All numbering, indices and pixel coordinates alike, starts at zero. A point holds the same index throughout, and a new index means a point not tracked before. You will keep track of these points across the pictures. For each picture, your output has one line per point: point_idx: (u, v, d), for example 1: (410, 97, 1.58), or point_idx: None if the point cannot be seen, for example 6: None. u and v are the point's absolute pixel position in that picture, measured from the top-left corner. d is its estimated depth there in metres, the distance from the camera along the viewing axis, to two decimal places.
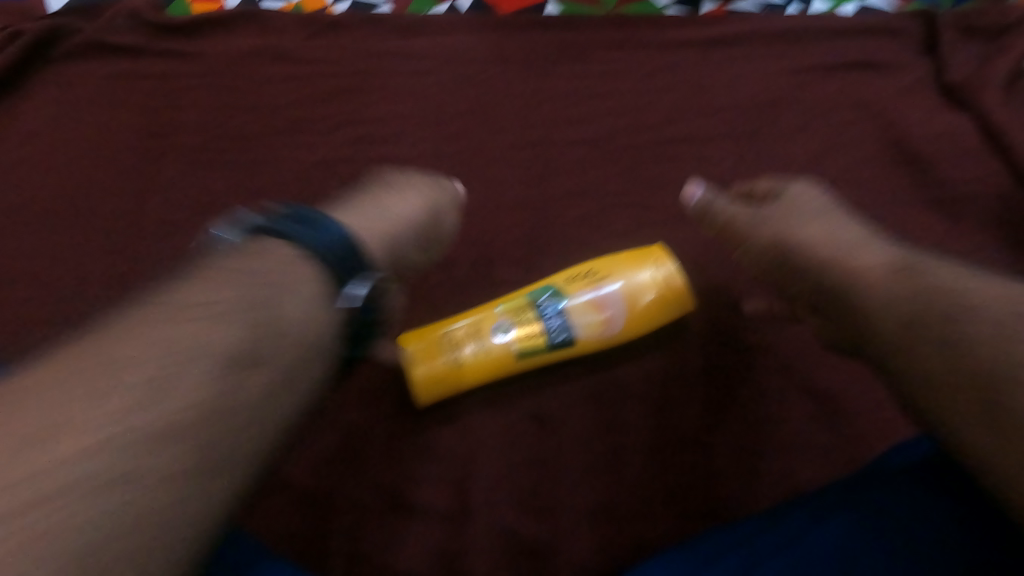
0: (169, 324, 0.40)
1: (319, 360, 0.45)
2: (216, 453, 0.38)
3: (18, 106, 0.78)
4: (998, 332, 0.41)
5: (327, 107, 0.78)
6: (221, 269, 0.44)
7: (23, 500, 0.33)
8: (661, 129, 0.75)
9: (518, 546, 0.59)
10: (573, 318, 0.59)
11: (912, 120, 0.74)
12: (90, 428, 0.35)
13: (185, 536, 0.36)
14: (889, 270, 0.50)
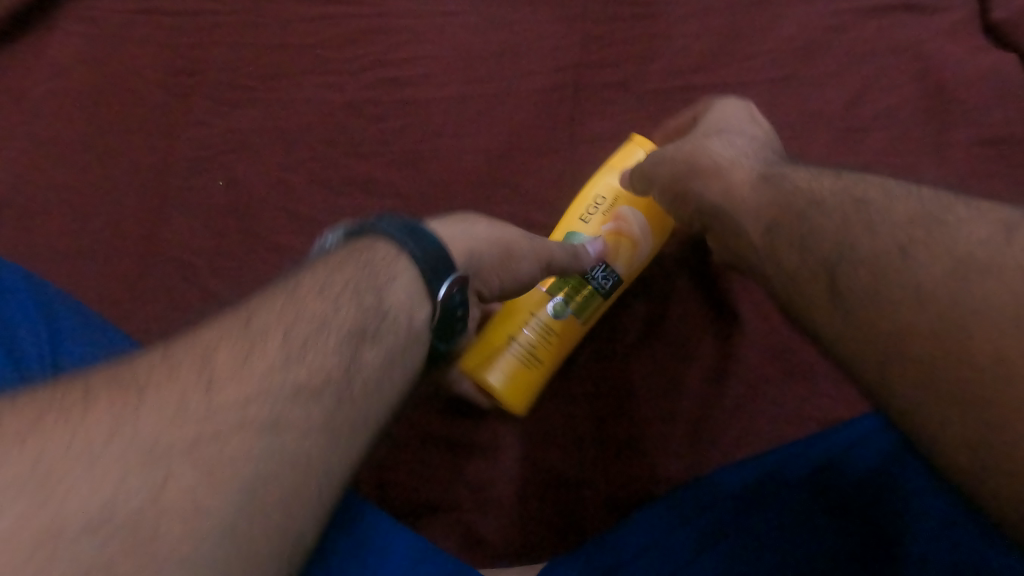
0: (296, 298, 0.38)
1: (419, 347, 0.41)
2: (345, 424, 0.37)
3: (47, 40, 0.77)
4: (884, 254, 0.39)
5: (355, 49, 0.75)
6: (332, 253, 0.42)
7: (179, 458, 0.32)
8: (697, 69, 0.72)
9: (548, 479, 0.61)
10: (616, 259, 0.55)
11: (961, 62, 0.70)
12: (235, 392, 0.34)
13: (318, 508, 0.35)
14: (755, 219, 0.46)
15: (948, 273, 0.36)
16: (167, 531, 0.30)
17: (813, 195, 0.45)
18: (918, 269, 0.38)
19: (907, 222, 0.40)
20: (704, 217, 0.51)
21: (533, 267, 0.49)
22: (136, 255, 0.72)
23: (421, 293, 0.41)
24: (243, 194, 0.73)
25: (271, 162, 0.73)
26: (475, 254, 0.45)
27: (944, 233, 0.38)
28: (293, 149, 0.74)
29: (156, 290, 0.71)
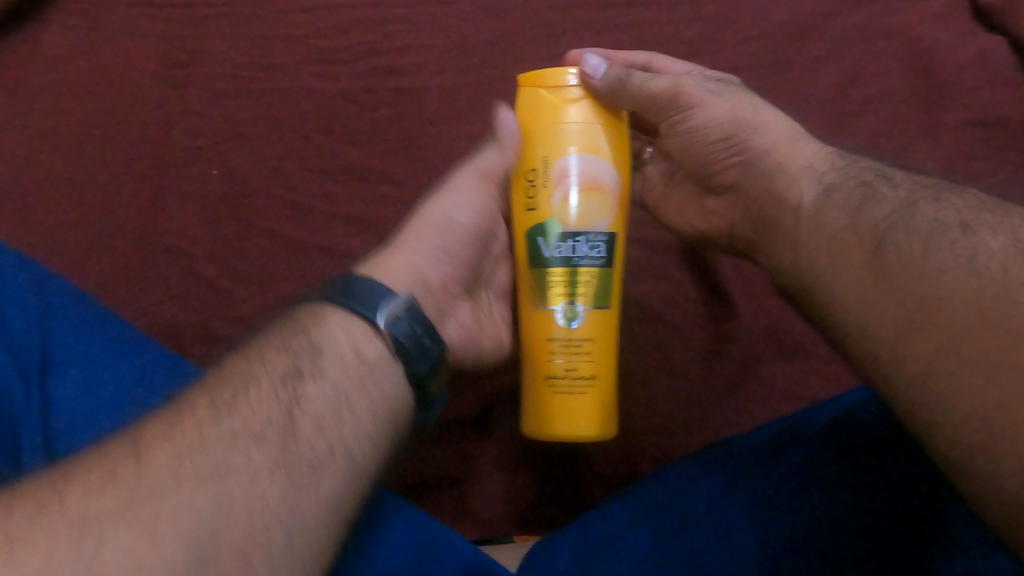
0: (227, 368, 0.41)
1: (382, 376, 0.42)
2: (301, 464, 0.38)
3: (40, 34, 0.76)
4: (943, 227, 0.43)
5: (348, 38, 0.75)
6: (266, 324, 0.44)
7: (112, 525, 0.34)
8: (692, 51, 0.71)
9: (549, 460, 0.62)
10: (589, 219, 0.50)
11: (953, 45, 0.70)
12: (165, 454, 0.36)
13: (288, 555, 0.36)
14: (813, 179, 0.49)
15: (1009, 246, 0.40)
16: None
17: (880, 175, 0.48)
18: (976, 242, 0.41)
19: (973, 207, 0.44)
20: (745, 173, 0.53)
21: (471, 216, 0.51)
22: (131, 243, 0.72)
23: (366, 331, 0.43)
24: (240, 184, 0.73)
25: (265, 151, 0.73)
26: (421, 265, 0.48)
27: (1005, 222, 0.42)
28: (286, 138, 0.73)
29: (151, 278, 0.71)
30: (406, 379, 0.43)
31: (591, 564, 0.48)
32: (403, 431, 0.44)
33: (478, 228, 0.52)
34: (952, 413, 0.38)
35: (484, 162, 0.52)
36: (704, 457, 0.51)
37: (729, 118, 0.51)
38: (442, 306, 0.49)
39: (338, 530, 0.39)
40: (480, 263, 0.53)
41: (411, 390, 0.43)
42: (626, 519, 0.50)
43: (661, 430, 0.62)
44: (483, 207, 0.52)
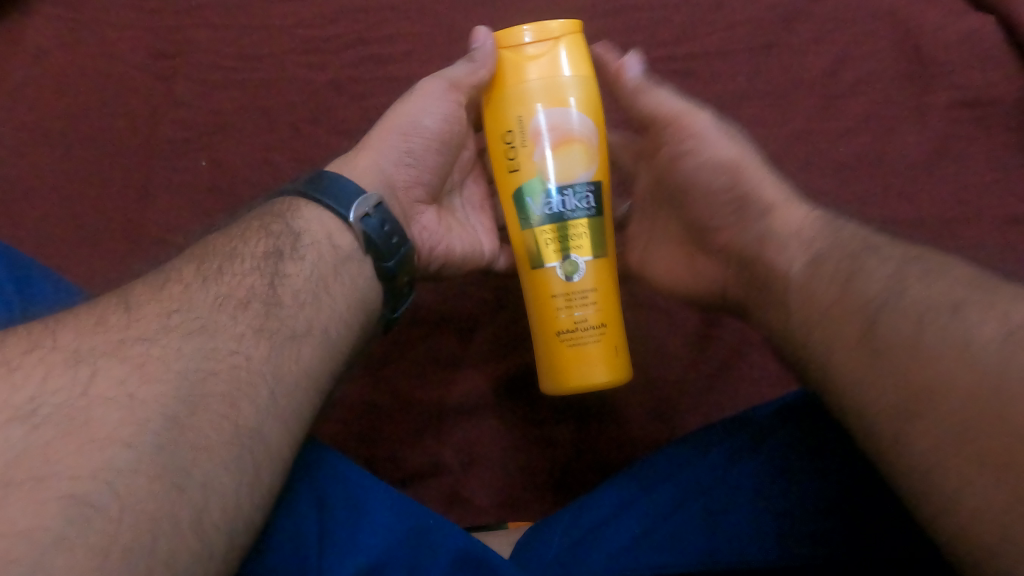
0: (210, 245, 0.43)
1: (355, 265, 0.45)
2: (282, 331, 0.40)
3: (21, 23, 0.75)
4: (935, 305, 0.38)
5: (336, 28, 0.74)
6: (244, 216, 0.47)
7: (103, 359, 0.36)
8: (682, 36, 0.71)
9: (547, 448, 0.62)
10: (572, 172, 0.50)
11: (945, 27, 0.69)
12: (155, 306, 0.39)
13: (272, 408, 0.38)
14: (801, 245, 0.47)
15: (1004, 332, 0.35)
16: (105, 415, 0.34)
17: (869, 242, 0.45)
18: (969, 325, 0.36)
19: (968, 283, 0.39)
20: (737, 231, 0.50)
21: (439, 122, 0.52)
22: (119, 235, 0.71)
23: (339, 224, 0.46)
24: (228, 174, 0.72)
25: (254, 142, 0.73)
26: (385, 167, 0.51)
27: (1000, 301, 0.37)
28: (275, 129, 0.73)
29: (140, 269, 0.71)
30: (377, 274, 0.47)
31: (583, 546, 0.49)
32: (369, 326, 0.47)
33: (445, 135, 0.53)
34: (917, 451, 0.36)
35: (453, 72, 0.51)
36: (702, 437, 0.51)
37: (725, 164, 0.50)
38: (405, 208, 0.52)
39: (318, 398, 0.41)
40: (449, 167, 0.55)
41: (381, 284, 0.47)
42: (622, 503, 0.50)
43: (651, 415, 0.62)
44: (452, 114, 0.53)
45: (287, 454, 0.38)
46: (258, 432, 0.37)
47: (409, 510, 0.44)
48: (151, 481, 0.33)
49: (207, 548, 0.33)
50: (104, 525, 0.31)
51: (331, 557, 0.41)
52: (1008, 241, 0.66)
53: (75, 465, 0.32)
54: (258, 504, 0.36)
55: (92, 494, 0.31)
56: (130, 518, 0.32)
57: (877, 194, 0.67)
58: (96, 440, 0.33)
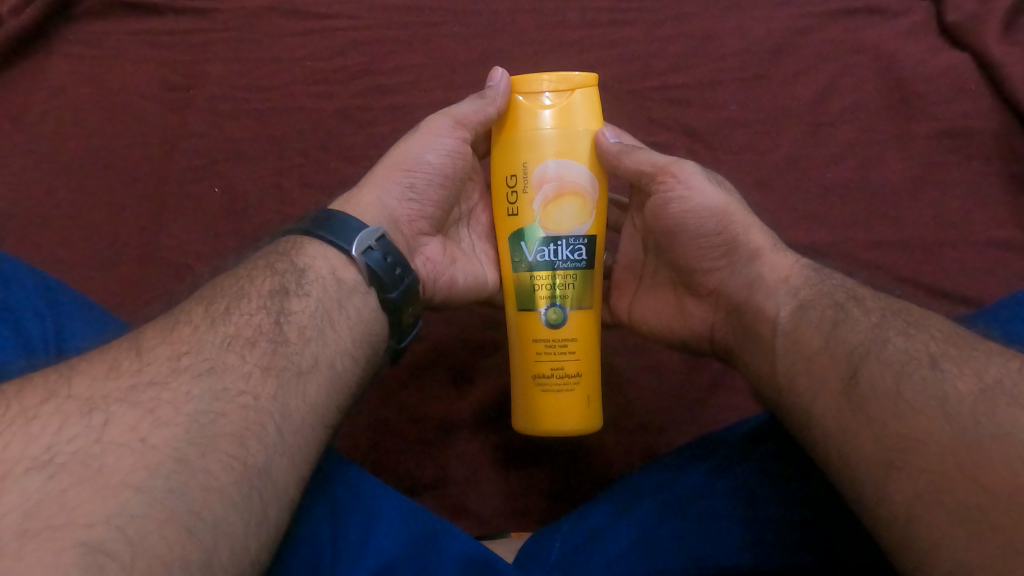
0: (216, 289, 0.46)
1: (360, 298, 0.48)
2: (289, 368, 0.43)
3: (45, 60, 0.79)
4: (913, 359, 0.41)
5: (342, 61, 0.78)
6: (248, 257, 0.50)
7: (117, 403, 0.38)
8: (672, 69, 0.74)
9: (551, 461, 0.64)
10: (570, 224, 0.52)
11: (922, 58, 0.72)
12: (165, 349, 0.41)
13: (279, 445, 0.40)
14: (788, 293, 0.48)
15: (976, 390, 0.38)
16: (118, 461, 0.36)
17: (853, 294, 0.47)
18: (947, 381, 0.39)
19: (944, 339, 0.42)
20: (727, 277, 0.52)
21: (441, 157, 0.55)
22: (134, 261, 0.74)
23: (343, 260, 0.49)
24: (239, 201, 0.75)
25: (266, 170, 0.76)
26: (387, 201, 0.53)
27: (975, 357, 0.40)
28: (285, 157, 0.76)
29: (155, 293, 0.73)
30: (380, 305, 0.49)
31: (582, 552, 0.50)
32: (373, 360, 0.49)
33: (447, 170, 0.55)
34: (894, 503, 0.38)
35: (461, 110, 0.54)
36: (698, 446, 0.53)
37: (721, 212, 0.51)
38: (409, 241, 0.55)
39: (324, 433, 0.44)
40: (453, 202, 0.57)
41: (385, 314, 0.49)
42: (617, 512, 0.52)
43: (646, 429, 0.64)
44: (454, 149, 0.55)
45: (293, 490, 0.41)
46: (266, 471, 0.39)
47: (417, 515, 0.46)
48: (162, 524, 0.35)
49: None
50: (119, 571, 0.33)
51: (343, 559, 0.43)
52: (993, 259, 0.68)
53: (92, 511, 0.34)
54: (264, 543, 0.38)
55: (106, 541, 0.33)
56: (144, 564, 0.33)
57: (866, 216, 0.70)
58: (110, 486, 0.35)
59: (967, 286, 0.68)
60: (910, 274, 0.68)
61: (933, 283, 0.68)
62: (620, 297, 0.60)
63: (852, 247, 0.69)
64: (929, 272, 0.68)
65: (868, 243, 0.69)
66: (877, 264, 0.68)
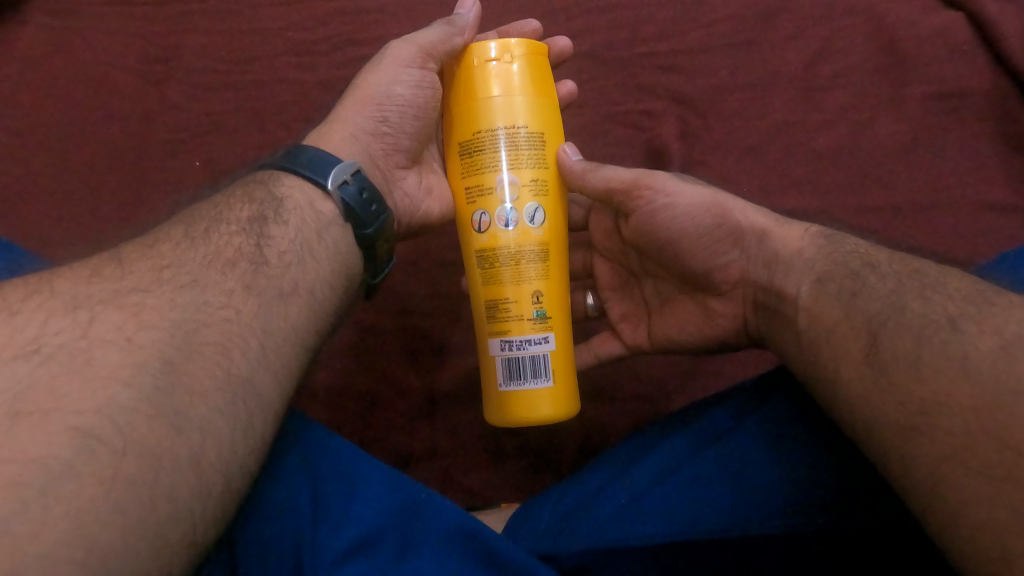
0: (195, 215, 0.45)
1: (337, 232, 0.47)
2: (270, 290, 0.42)
3: (13, 31, 0.76)
4: (931, 321, 0.39)
5: (325, 30, 0.76)
6: (225, 187, 0.48)
7: (102, 304, 0.37)
8: (663, 35, 0.72)
9: (548, 432, 0.64)
10: None
11: (914, 21, 0.71)
12: (149, 261, 0.40)
13: (263, 360, 0.40)
14: (805, 267, 0.47)
15: (997, 347, 0.36)
16: (105, 356, 0.35)
17: (868, 261, 0.45)
18: (966, 340, 0.37)
19: (962, 298, 0.40)
20: (748, 268, 0.50)
21: (411, 89, 0.53)
22: (114, 235, 0.71)
23: (320, 194, 0.48)
24: (220, 175, 0.73)
25: (249, 142, 0.73)
26: (361, 134, 0.53)
27: (995, 313, 0.38)
28: (269, 130, 0.74)
29: None
30: (355, 240, 0.48)
31: (573, 518, 0.49)
32: (351, 292, 0.49)
33: (420, 101, 0.53)
34: (920, 467, 0.36)
35: (428, 36, 0.52)
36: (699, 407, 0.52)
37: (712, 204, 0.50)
38: (387, 175, 0.55)
39: (306, 356, 0.43)
40: (430, 130, 0.56)
41: (360, 249, 0.49)
42: (608, 478, 0.50)
43: (640, 396, 0.64)
44: (423, 80, 0.53)
45: (277, 404, 0.40)
46: (250, 382, 0.38)
47: (399, 483, 0.45)
48: (150, 420, 0.34)
49: (207, 486, 0.34)
50: (109, 457, 0.32)
51: (325, 527, 0.42)
52: (993, 219, 0.67)
53: (81, 400, 0.33)
54: (253, 451, 0.38)
55: (94, 427, 0.32)
56: (134, 453, 0.33)
57: (863, 181, 0.69)
58: (99, 377, 0.34)
59: (967, 248, 0.67)
60: (911, 237, 0.67)
61: (933, 246, 0.67)
62: (636, 329, 0.60)
63: (851, 212, 0.68)
64: (929, 235, 0.67)
65: (865, 208, 0.68)
66: (876, 228, 0.67)
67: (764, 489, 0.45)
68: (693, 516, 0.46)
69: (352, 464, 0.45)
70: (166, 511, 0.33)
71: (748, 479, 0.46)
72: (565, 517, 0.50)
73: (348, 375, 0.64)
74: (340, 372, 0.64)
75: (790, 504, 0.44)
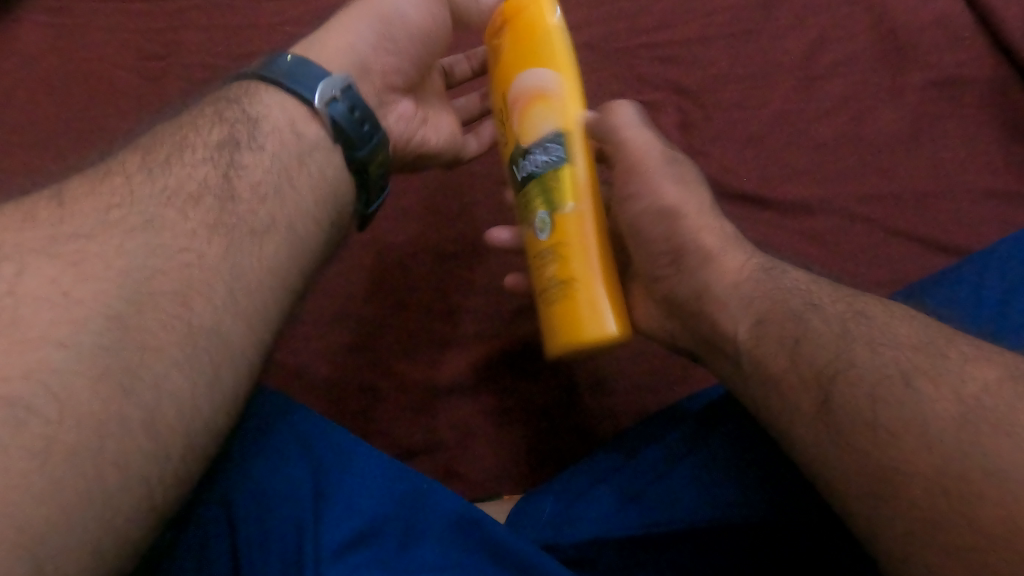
0: (158, 139, 0.43)
1: (324, 154, 0.46)
2: (241, 229, 0.41)
3: (11, 29, 0.76)
4: (885, 377, 0.36)
5: (323, 24, 0.75)
6: (195, 105, 0.47)
7: (35, 256, 0.35)
8: (662, 26, 0.72)
9: (549, 423, 0.63)
10: (533, 133, 0.51)
11: (913, 9, 0.71)
12: (96, 204, 0.39)
13: (231, 306, 0.39)
14: (742, 301, 0.44)
15: (955, 416, 0.34)
16: (34, 314, 0.33)
17: (810, 299, 0.43)
18: (922, 402, 0.35)
19: (914, 350, 0.37)
20: (678, 291, 0.47)
21: (419, 13, 0.53)
22: None
23: (303, 112, 0.46)
24: None
25: None
26: (359, 49, 0.51)
27: (950, 370, 0.36)
28: None
29: None
30: (346, 162, 0.48)
31: (572, 509, 0.50)
32: (339, 223, 0.48)
33: (426, 25, 0.54)
34: (892, 527, 0.34)
35: None
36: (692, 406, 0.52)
37: (668, 224, 0.47)
38: (382, 96, 0.53)
39: (284, 296, 0.43)
40: (428, 59, 0.56)
41: (351, 173, 0.48)
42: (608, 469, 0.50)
43: (641, 387, 0.64)
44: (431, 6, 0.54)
45: (249, 355, 0.39)
46: (217, 333, 0.38)
47: (403, 474, 0.45)
48: (92, 384, 0.33)
49: (163, 449, 0.34)
50: (42, 427, 0.31)
51: (326, 519, 0.42)
52: (993, 207, 0.67)
53: (6, 366, 0.31)
54: (219, 406, 0.37)
55: (22, 395, 0.31)
56: (72, 422, 0.32)
57: (863, 169, 0.68)
58: (26, 340, 0.32)
59: (969, 237, 0.66)
60: (911, 226, 0.67)
61: (933, 235, 0.66)
62: None
63: (850, 201, 0.68)
64: (929, 224, 0.67)
65: (866, 197, 0.68)
66: (877, 217, 0.67)
67: (763, 478, 0.45)
68: (690, 500, 0.46)
69: (353, 457, 0.45)
70: (116, 480, 0.32)
71: (744, 469, 0.45)
72: (564, 510, 0.50)
73: (349, 367, 0.64)
74: (341, 364, 0.64)
75: (792, 483, 0.44)
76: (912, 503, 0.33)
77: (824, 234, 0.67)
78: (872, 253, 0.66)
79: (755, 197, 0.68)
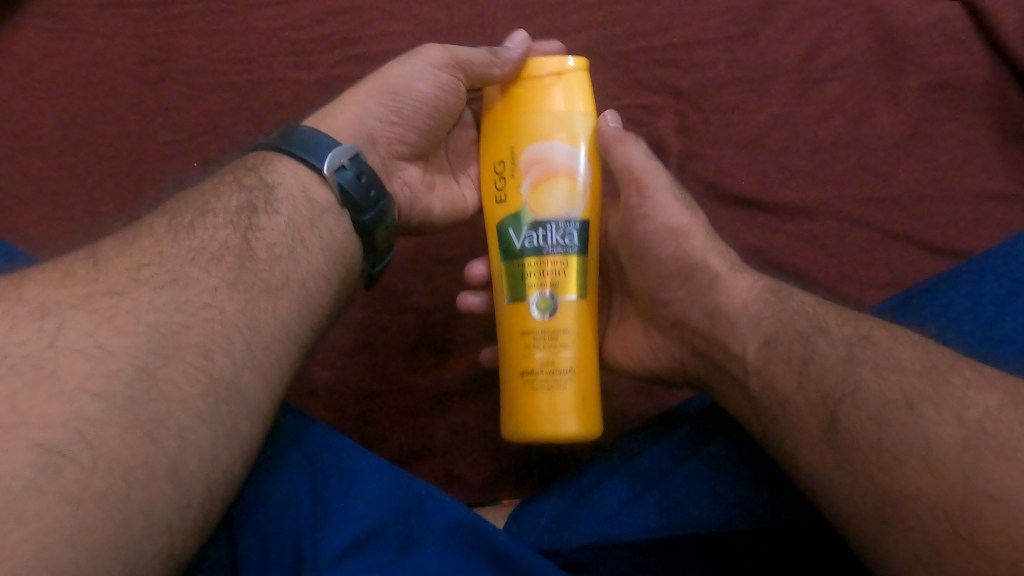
0: (181, 204, 0.45)
1: (333, 219, 0.47)
2: (257, 285, 0.42)
3: (11, 36, 0.76)
4: (890, 403, 0.39)
5: (321, 29, 0.75)
6: (215, 173, 0.49)
7: (72, 311, 0.37)
8: (660, 30, 0.72)
9: None
10: (561, 208, 0.50)
11: (911, 11, 0.71)
12: (126, 262, 0.40)
13: (247, 358, 0.40)
14: (752, 322, 0.46)
15: (958, 438, 0.36)
16: (72, 366, 0.35)
17: (817, 321, 0.44)
18: (926, 426, 0.37)
19: (917, 374, 0.39)
20: (688, 312, 0.50)
21: (432, 88, 0.53)
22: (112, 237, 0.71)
23: (315, 177, 0.47)
24: None
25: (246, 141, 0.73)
26: (367, 121, 0.52)
27: (954, 394, 0.38)
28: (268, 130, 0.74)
29: None
30: (355, 228, 0.48)
31: (570, 512, 0.50)
32: (349, 282, 0.49)
33: (437, 101, 0.54)
34: (902, 550, 0.36)
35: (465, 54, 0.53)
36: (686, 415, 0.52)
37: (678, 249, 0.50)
38: (387, 163, 0.54)
39: (299, 353, 0.43)
40: (439, 130, 0.57)
41: (359, 238, 0.49)
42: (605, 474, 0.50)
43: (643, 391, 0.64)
44: (446, 85, 0.54)
45: (266, 406, 0.40)
46: (235, 385, 0.38)
47: (401, 480, 0.45)
48: (123, 433, 0.34)
49: (184, 494, 0.35)
50: (78, 473, 0.32)
51: (324, 527, 0.42)
52: (989, 209, 0.67)
53: (47, 413, 0.33)
54: (239, 456, 0.38)
55: (61, 442, 0.33)
56: (103, 468, 0.33)
57: (862, 173, 0.69)
58: (66, 391, 0.34)
59: (965, 239, 0.67)
60: (909, 229, 0.67)
61: (930, 237, 0.67)
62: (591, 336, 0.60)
63: (850, 205, 0.68)
64: (926, 227, 0.67)
65: (865, 200, 0.68)
66: (875, 221, 0.67)
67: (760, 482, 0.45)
68: (687, 507, 0.46)
69: (347, 460, 0.45)
70: (141, 526, 0.33)
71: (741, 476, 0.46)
72: (562, 515, 0.50)
73: (352, 374, 0.64)
74: (344, 370, 0.64)
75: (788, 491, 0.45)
76: (915, 522, 0.36)
77: (823, 238, 0.67)
78: (870, 256, 0.67)
79: (754, 201, 0.68)
